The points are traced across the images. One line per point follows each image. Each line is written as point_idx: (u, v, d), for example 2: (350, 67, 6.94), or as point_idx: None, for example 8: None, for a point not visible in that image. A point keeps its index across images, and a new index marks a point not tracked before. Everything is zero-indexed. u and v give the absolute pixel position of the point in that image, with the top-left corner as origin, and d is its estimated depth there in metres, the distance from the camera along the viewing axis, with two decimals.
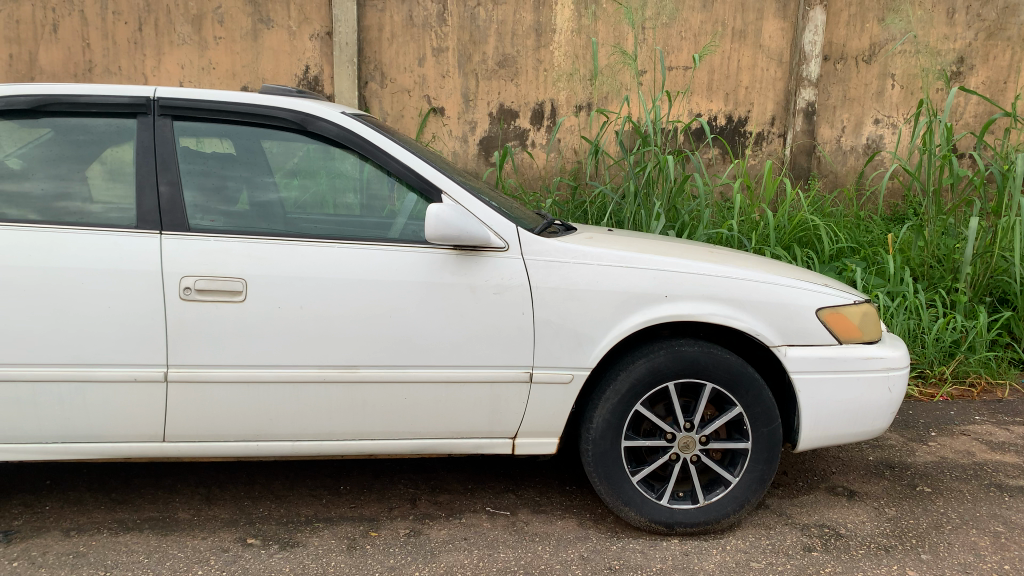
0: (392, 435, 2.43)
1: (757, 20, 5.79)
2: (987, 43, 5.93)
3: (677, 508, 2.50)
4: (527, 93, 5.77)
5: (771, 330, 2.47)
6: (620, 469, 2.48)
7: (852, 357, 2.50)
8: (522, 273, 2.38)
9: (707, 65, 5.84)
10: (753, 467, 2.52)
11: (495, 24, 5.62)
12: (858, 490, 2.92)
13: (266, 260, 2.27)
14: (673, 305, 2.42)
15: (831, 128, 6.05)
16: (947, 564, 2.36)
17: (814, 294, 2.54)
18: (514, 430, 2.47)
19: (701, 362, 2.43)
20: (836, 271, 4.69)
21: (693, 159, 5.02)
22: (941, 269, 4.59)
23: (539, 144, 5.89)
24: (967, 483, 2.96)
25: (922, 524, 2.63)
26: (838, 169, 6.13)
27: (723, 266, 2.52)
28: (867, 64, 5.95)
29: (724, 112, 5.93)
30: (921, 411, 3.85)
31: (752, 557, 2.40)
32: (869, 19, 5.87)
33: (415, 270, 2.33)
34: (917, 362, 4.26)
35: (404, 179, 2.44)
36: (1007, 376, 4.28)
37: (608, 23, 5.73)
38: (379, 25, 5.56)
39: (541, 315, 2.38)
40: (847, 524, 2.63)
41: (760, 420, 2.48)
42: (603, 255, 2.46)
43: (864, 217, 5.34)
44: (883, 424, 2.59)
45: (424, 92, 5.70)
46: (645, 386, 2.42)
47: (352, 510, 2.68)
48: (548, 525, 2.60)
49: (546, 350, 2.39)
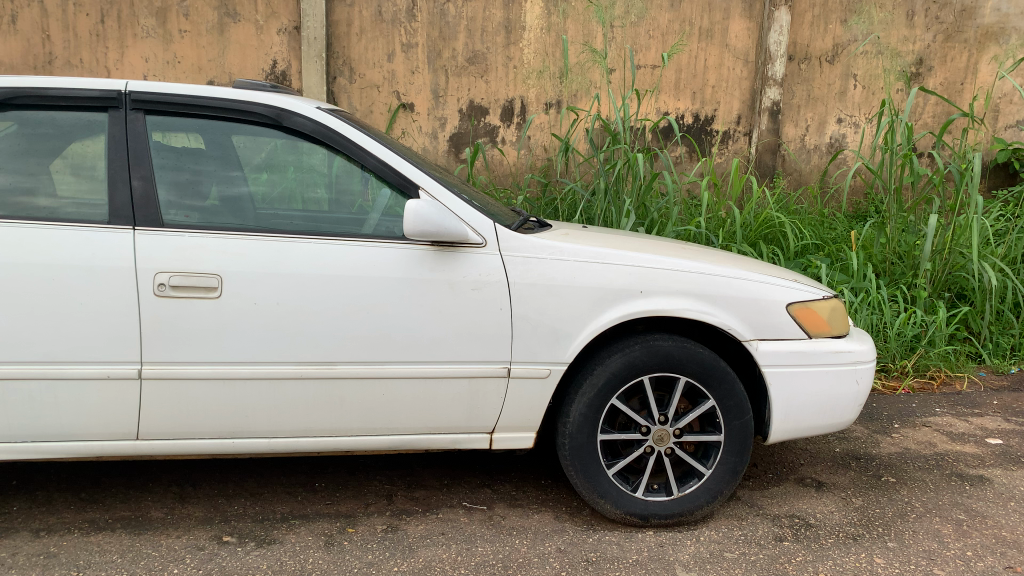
0: (370, 431, 2.43)
1: (724, 20, 5.88)
2: (945, 45, 6.07)
3: (651, 500, 2.54)
4: (497, 90, 5.78)
5: (744, 325, 2.52)
6: (597, 462, 2.51)
7: (822, 351, 2.57)
8: (499, 269, 2.39)
9: (675, 65, 5.90)
10: (726, 459, 2.56)
11: (464, 20, 5.62)
12: (825, 480, 2.98)
13: (242, 255, 2.25)
14: (649, 301, 2.46)
15: (795, 127, 6.14)
16: (913, 551, 2.42)
17: (785, 290, 2.60)
18: (492, 425, 2.49)
19: (676, 356, 2.47)
20: (801, 267, 4.80)
21: (661, 156, 5.08)
22: (902, 265, 4.73)
23: (509, 141, 5.90)
24: (930, 473, 3.05)
25: (887, 513, 2.70)
26: (802, 167, 6.25)
27: (696, 263, 2.57)
28: (830, 64, 6.06)
29: (691, 111, 6.01)
30: (884, 404, 3.94)
31: (725, 547, 2.44)
32: (833, 20, 5.98)
33: (393, 265, 2.33)
34: (881, 356, 4.37)
35: (380, 174, 2.44)
36: (965, 368, 4.42)
37: (578, 21, 5.76)
38: (348, 20, 5.53)
39: (518, 310, 2.40)
40: (816, 513, 2.69)
41: (732, 413, 2.53)
42: (579, 251, 2.48)
43: (827, 215, 5.44)
44: (851, 415, 2.66)
45: (394, 88, 5.67)
46: (621, 381, 2.46)
47: (328, 507, 2.67)
48: (525, 518, 2.62)
49: (524, 345, 2.41)
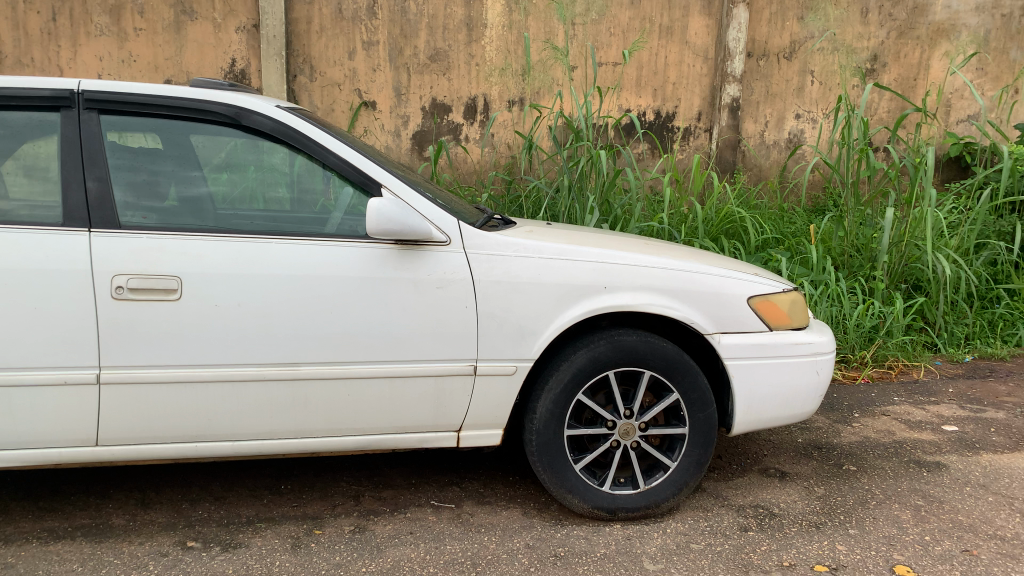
0: (336, 432, 2.41)
1: (683, 17, 5.93)
2: (899, 41, 6.20)
3: (618, 493, 2.56)
4: (460, 87, 5.76)
5: (706, 318, 2.56)
6: (564, 457, 2.52)
7: (782, 343, 2.61)
8: (464, 267, 2.39)
9: (636, 62, 5.95)
10: (691, 452, 2.59)
11: (425, 18, 5.60)
12: (788, 470, 3.03)
13: (202, 256, 2.22)
14: (613, 297, 2.48)
15: (755, 123, 6.22)
16: (873, 538, 2.48)
17: (747, 284, 2.63)
18: (458, 423, 2.49)
19: (640, 350, 2.50)
20: (762, 261, 4.88)
21: (624, 153, 5.12)
22: (860, 258, 4.79)
23: (473, 138, 5.88)
24: (889, 461, 3.11)
25: (848, 501, 2.75)
26: (761, 163, 6.33)
27: (659, 258, 2.59)
28: (788, 60, 6.15)
29: (653, 108, 6.06)
30: (844, 394, 4.02)
31: (691, 538, 2.47)
32: (789, 17, 6.07)
33: (356, 264, 2.31)
34: (841, 347, 4.46)
35: (342, 173, 2.42)
36: (921, 358, 4.54)
37: (539, 18, 5.77)
38: (307, 17, 5.47)
39: (484, 308, 2.40)
40: (780, 503, 2.73)
41: (696, 406, 2.56)
42: (544, 248, 2.49)
43: (787, 209, 5.52)
44: (812, 405, 2.71)
45: (355, 86, 5.63)
46: (587, 376, 2.47)
47: (295, 509, 2.65)
48: (493, 515, 2.62)
49: (490, 342, 2.41)
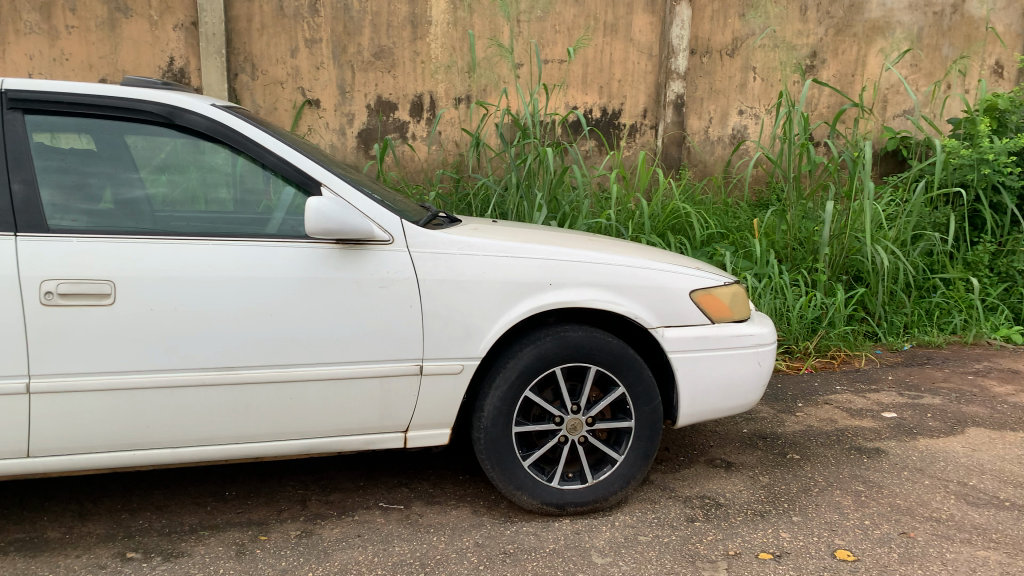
0: (280, 436, 2.37)
1: (627, 15, 5.98)
2: (837, 38, 6.34)
3: (567, 488, 2.57)
4: (405, 85, 5.72)
5: (650, 313, 2.58)
6: (512, 454, 2.51)
7: (725, 335, 2.65)
8: (408, 266, 2.37)
9: (582, 59, 5.97)
10: (638, 445, 2.62)
11: (369, 15, 5.55)
12: (734, 460, 3.08)
13: (136, 259, 2.16)
14: (557, 293, 2.49)
15: (699, 119, 6.30)
16: (816, 524, 2.53)
17: (689, 278, 2.67)
18: (405, 423, 2.46)
19: (586, 346, 2.51)
20: (707, 256, 4.96)
21: (571, 150, 5.14)
22: (803, 251, 4.90)
23: (419, 136, 5.84)
24: (831, 448, 3.18)
25: (792, 489, 2.81)
26: (706, 159, 6.41)
27: (602, 254, 2.61)
28: (730, 57, 6.24)
29: (599, 105, 6.09)
30: (788, 384, 4.10)
31: (639, 531, 2.49)
32: (731, 14, 6.16)
33: (297, 265, 2.28)
34: (785, 338, 4.55)
35: (281, 172, 2.38)
36: (862, 347, 4.66)
37: (484, 15, 5.76)
38: (248, 15, 5.37)
39: (428, 307, 2.38)
40: (726, 493, 2.78)
41: (641, 399, 2.59)
42: (488, 245, 2.49)
43: (731, 204, 5.61)
44: (754, 395, 2.76)
45: (299, 84, 5.55)
46: (534, 373, 2.47)
47: (240, 515, 2.60)
48: (443, 515, 2.61)
49: (435, 341, 2.40)
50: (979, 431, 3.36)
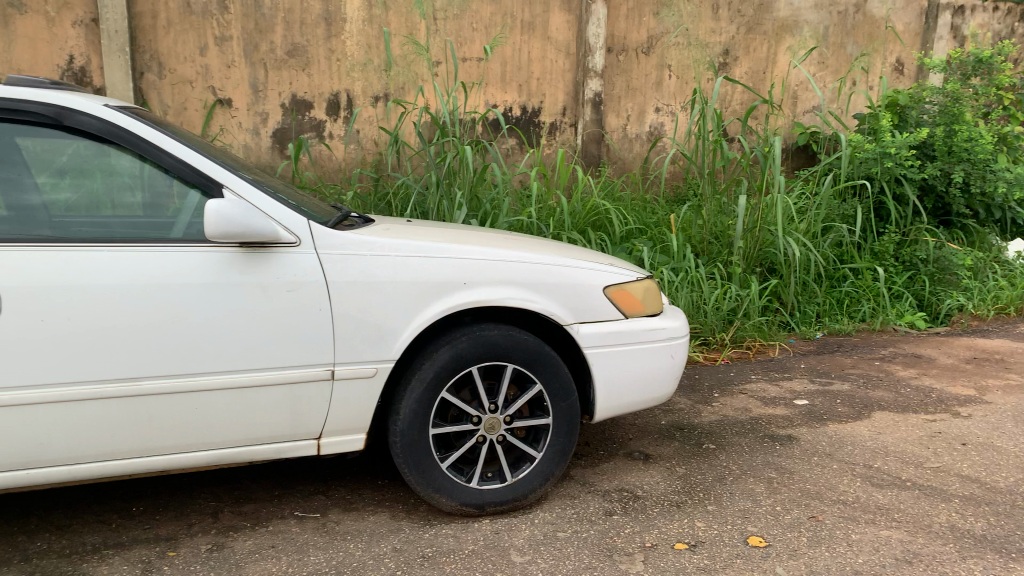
0: (186, 448, 2.29)
1: (544, 13, 6.01)
2: (747, 37, 6.51)
3: (486, 488, 2.56)
4: (320, 83, 5.61)
5: (565, 309, 2.59)
6: (430, 456, 2.48)
7: (638, 330, 2.69)
8: (317, 269, 2.31)
9: (500, 57, 5.97)
10: (555, 441, 2.62)
11: (281, 12, 5.43)
12: (652, 452, 3.13)
13: (24, 269, 2.06)
14: (472, 292, 2.47)
15: (617, 117, 6.36)
16: (729, 512, 2.58)
17: (602, 274, 2.69)
18: (318, 430, 2.41)
19: (501, 344, 2.50)
20: (627, 251, 5.02)
21: (490, 148, 5.13)
22: (718, 245, 5.02)
23: (337, 135, 5.74)
24: (745, 437, 3.26)
25: (707, 478, 2.87)
26: (625, 156, 6.49)
27: (516, 252, 2.61)
28: (646, 55, 6.32)
29: (518, 103, 6.09)
30: (705, 375, 4.18)
31: (558, 527, 2.50)
32: (646, 13, 6.24)
33: (199, 270, 2.20)
34: (702, 330, 4.65)
35: (181, 175, 2.29)
36: (776, 337, 4.80)
37: (399, 13, 5.70)
38: (152, 11, 5.18)
39: (339, 310, 2.33)
40: (643, 485, 2.81)
41: (558, 395, 2.59)
42: (400, 246, 2.45)
43: (649, 200, 5.69)
44: (669, 388, 2.81)
45: (209, 83, 5.38)
46: (449, 373, 2.45)
47: (147, 532, 2.50)
48: (360, 521, 2.57)
49: (347, 345, 2.35)
50: (884, 415, 3.49)
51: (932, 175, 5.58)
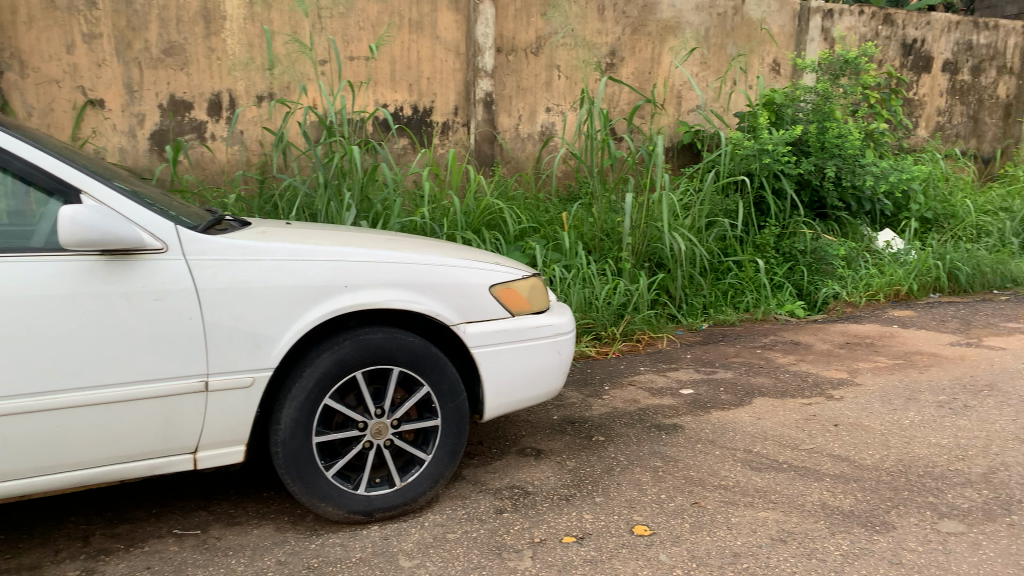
0: (49, 471, 2.14)
1: (432, 13, 5.98)
2: (633, 38, 6.67)
3: (374, 494, 2.52)
4: (201, 83, 5.40)
5: (451, 309, 2.58)
6: (314, 465, 2.42)
7: (524, 328, 2.71)
8: (186, 276, 2.22)
9: (389, 56, 5.90)
10: (444, 443, 2.61)
11: (155, 9, 5.19)
12: (543, 448, 3.15)
13: None
14: (353, 295, 2.42)
15: (509, 117, 6.39)
16: (616, 503, 2.64)
17: (487, 273, 2.70)
18: (194, 444, 2.31)
19: (385, 347, 2.46)
20: (520, 250, 5.05)
21: (380, 149, 5.06)
22: (609, 242, 5.13)
23: (219, 136, 5.53)
24: (633, 428, 3.34)
25: (596, 470, 2.92)
26: (518, 156, 6.52)
27: (398, 253, 2.58)
28: (535, 55, 6.37)
29: (409, 103, 6.03)
30: (597, 369, 4.26)
31: (448, 529, 2.49)
32: (533, 13, 6.29)
33: (55, 281, 2.07)
34: (594, 325, 4.74)
35: (33, 180, 2.16)
36: (664, 329, 4.94)
37: (282, 11, 5.56)
38: (11, 7, 4.86)
39: (212, 317, 2.25)
40: (534, 481, 2.84)
41: (446, 397, 2.58)
42: (275, 250, 2.39)
43: (541, 199, 5.75)
44: (556, 384, 2.84)
45: (78, 83, 5.09)
46: (332, 379, 2.40)
47: (8, 562, 2.34)
48: (243, 536, 2.48)
49: (222, 354, 2.27)
50: (763, 401, 3.64)
51: (806, 171, 5.87)
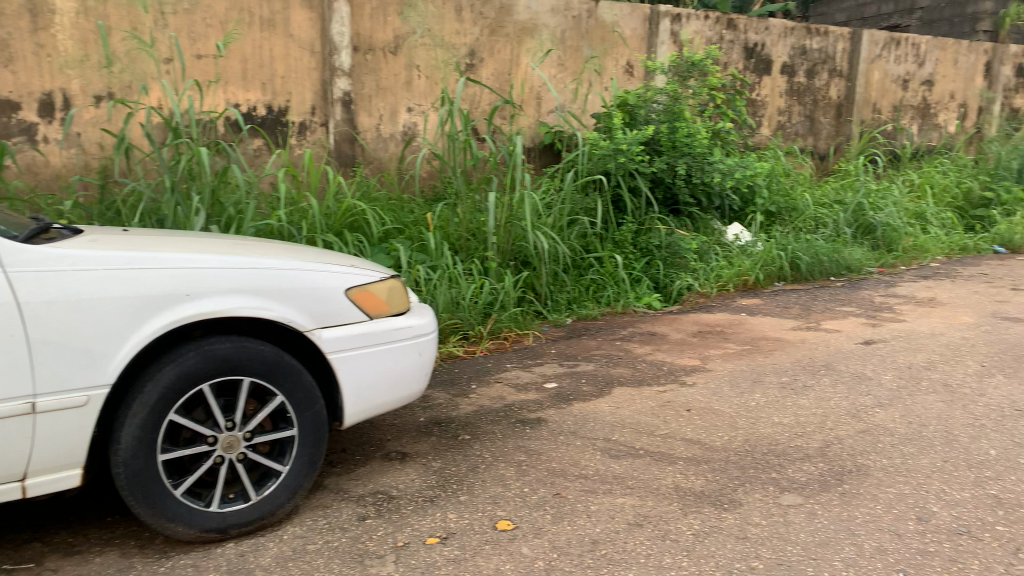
0: None
1: (284, 10, 5.81)
2: (491, 38, 6.72)
3: (228, 511, 2.42)
4: (28, 81, 5.00)
5: (303, 316, 2.51)
6: (161, 485, 2.29)
7: (383, 330, 2.67)
8: (5, 291, 2.05)
9: (239, 54, 5.68)
10: (302, 453, 2.53)
11: None
12: (408, 451, 3.13)
13: None
14: (197, 305, 2.32)
15: (369, 117, 6.27)
16: (480, 500, 2.65)
17: (341, 276, 2.64)
18: (22, 472, 2.13)
19: (234, 358, 2.37)
20: (384, 251, 4.99)
21: (232, 151, 4.86)
22: (473, 241, 5.15)
23: (53, 139, 5.14)
24: (498, 425, 3.37)
25: (461, 469, 2.92)
26: (380, 156, 6.37)
27: (246, 258, 2.49)
28: (394, 55, 6.30)
29: (263, 102, 5.82)
30: (464, 368, 4.27)
31: (308, 540, 2.43)
32: (390, 12, 6.22)
33: None
34: (461, 325, 4.74)
35: None
36: (531, 326, 5.00)
37: (120, 5, 5.24)
38: None
39: (36, 334, 2.08)
40: (398, 485, 2.81)
41: (302, 405, 2.51)
42: (108, 259, 2.25)
43: (405, 199, 5.69)
44: (419, 385, 2.82)
45: None
46: (177, 393, 2.28)
47: None
48: (84, 565, 2.32)
49: (50, 373, 2.11)
50: (623, 390, 3.77)
51: (660, 168, 6.12)
